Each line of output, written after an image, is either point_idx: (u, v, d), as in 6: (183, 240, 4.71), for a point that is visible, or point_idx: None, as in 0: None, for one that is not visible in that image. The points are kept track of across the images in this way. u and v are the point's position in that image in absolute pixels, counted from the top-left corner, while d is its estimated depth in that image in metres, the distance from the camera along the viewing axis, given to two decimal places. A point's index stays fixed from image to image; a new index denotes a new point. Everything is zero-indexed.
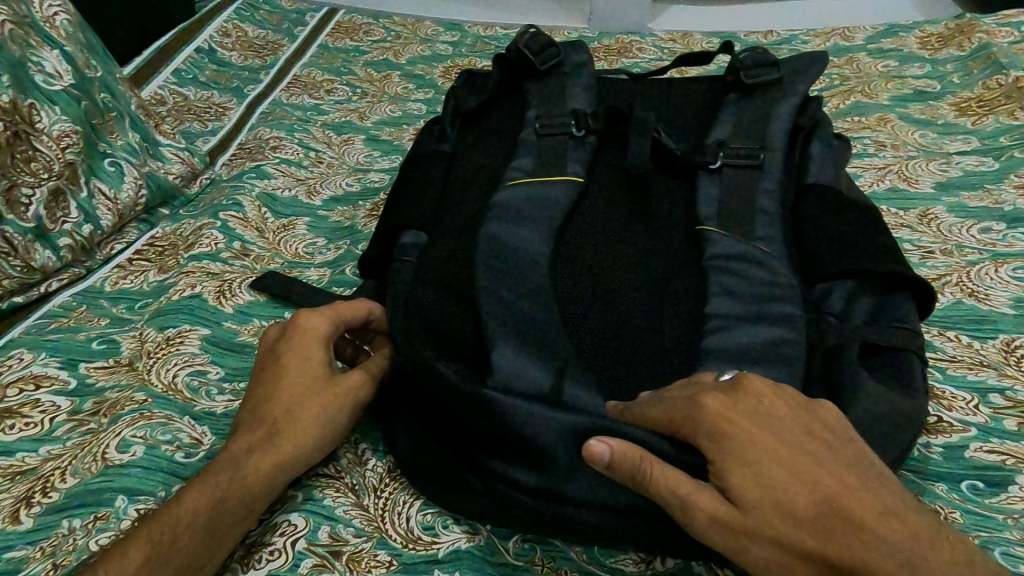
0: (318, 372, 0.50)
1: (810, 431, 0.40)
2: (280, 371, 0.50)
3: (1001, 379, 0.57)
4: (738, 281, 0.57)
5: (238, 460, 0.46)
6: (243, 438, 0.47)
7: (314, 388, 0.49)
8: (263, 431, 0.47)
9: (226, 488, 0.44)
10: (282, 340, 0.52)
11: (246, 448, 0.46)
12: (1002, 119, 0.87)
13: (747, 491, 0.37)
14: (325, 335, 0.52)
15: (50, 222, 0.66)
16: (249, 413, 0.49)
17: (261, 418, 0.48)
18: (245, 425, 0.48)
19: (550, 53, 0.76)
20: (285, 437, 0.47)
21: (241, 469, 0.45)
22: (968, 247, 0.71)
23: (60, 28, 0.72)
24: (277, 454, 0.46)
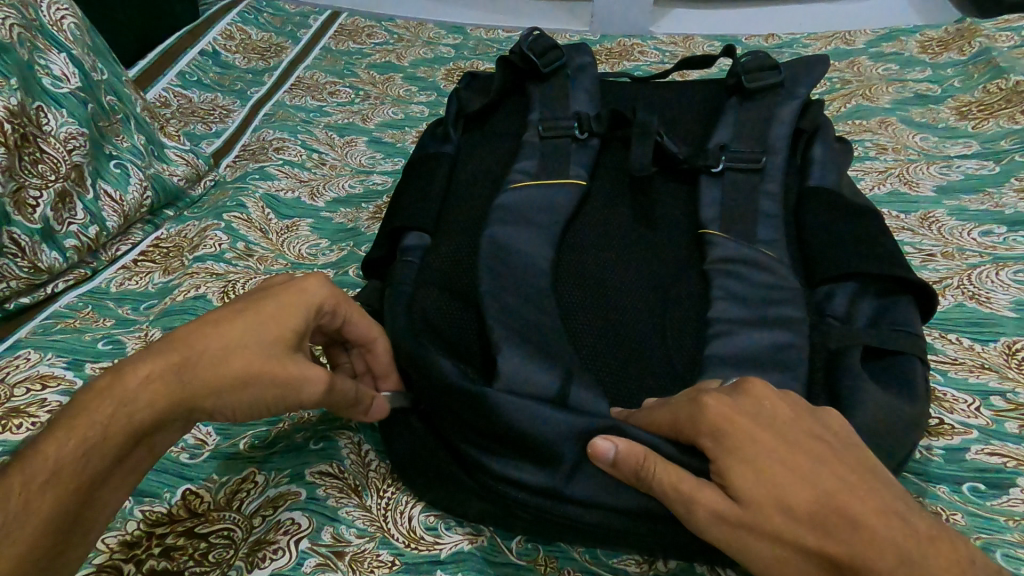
0: (286, 334, 0.46)
1: (814, 431, 0.40)
2: (250, 309, 0.46)
3: (1002, 382, 0.58)
4: (741, 285, 0.57)
5: (130, 388, 0.41)
6: (149, 362, 0.42)
7: (268, 347, 0.45)
8: (177, 361, 0.43)
9: (106, 423, 0.39)
10: (277, 286, 0.49)
11: (147, 376, 0.42)
12: (1003, 123, 0.87)
13: (751, 489, 0.37)
14: (319, 302, 0.49)
15: (57, 223, 0.66)
16: (182, 333, 0.45)
17: (185, 348, 0.44)
18: (164, 345, 0.44)
19: (553, 55, 0.76)
20: (204, 375, 0.43)
21: (132, 403, 0.41)
22: (969, 251, 0.71)
23: (67, 32, 0.73)
24: (180, 397, 0.42)
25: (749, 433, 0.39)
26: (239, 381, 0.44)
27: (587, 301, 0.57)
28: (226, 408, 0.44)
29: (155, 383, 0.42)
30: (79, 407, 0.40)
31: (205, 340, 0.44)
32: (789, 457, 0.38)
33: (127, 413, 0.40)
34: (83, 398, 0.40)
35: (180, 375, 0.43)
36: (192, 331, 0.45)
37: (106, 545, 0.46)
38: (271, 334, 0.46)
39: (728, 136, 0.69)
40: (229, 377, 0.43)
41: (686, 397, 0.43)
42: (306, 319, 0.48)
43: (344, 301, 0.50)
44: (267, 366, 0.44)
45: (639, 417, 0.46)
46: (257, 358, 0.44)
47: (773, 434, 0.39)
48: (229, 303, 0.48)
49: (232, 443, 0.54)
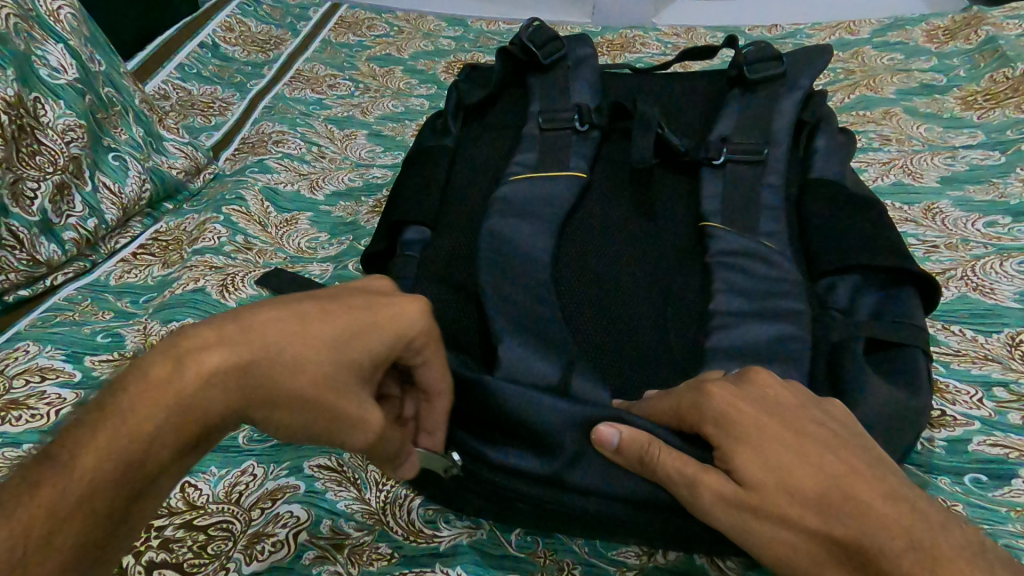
0: (365, 360, 0.40)
1: (817, 419, 0.40)
2: (336, 316, 0.40)
3: (1005, 373, 0.57)
4: (742, 277, 0.57)
5: (187, 389, 0.34)
6: (215, 355, 0.35)
7: (342, 370, 0.39)
8: (247, 360, 0.36)
9: (155, 432, 0.33)
10: (373, 296, 0.42)
11: (207, 375, 0.35)
12: (1008, 113, 0.86)
13: (755, 474, 0.37)
14: (410, 335, 0.42)
15: (56, 215, 0.66)
16: (257, 322, 0.37)
17: (257, 347, 0.37)
18: (236, 331, 0.37)
19: (553, 47, 0.75)
20: (264, 389, 0.36)
21: (186, 411, 0.34)
22: (973, 242, 0.70)
23: (64, 23, 0.72)
24: (235, 408, 0.36)
25: (751, 420, 0.39)
26: (299, 406, 0.37)
27: (587, 293, 0.57)
28: (276, 427, 0.38)
29: (215, 387, 0.35)
30: (129, 400, 0.34)
31: (280, 344, 0.37)
32: (795, 443, 0.38)
33: (178, 423, 0.34)
34: (136, 386, 0.34)
35: (241, 382, 0.36)
36: (271, 325, 0.38)
37: None
38: (351, 355, 0.39)
39: (730, 127, 0.68)
40: (289, 398, 0.37)
41: (689, 386, 0.43)
42: (391, 351, 0.41)
43: (433, 345, 0.43)
44: (329, 397, 0.38)
45: (640, 408, 0.46)
46: (324, 384, 0.38)
47: (776, 421, 0.39)
48: (317, 298, 0.41)
49: (230, 436, 0.54)
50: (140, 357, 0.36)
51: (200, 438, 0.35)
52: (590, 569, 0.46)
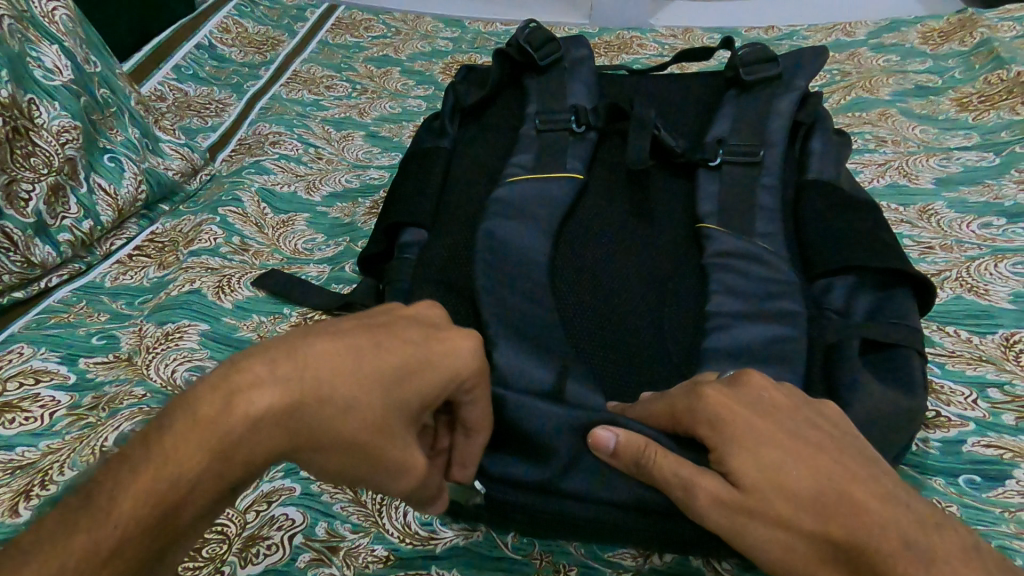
0: (414, 400, 0.37)
1: (812, 421, 0.40)
2: (388, 351, 0.37)
3: (1000, 374, 0.57)
4: (739, 279, 0.57)
5: (233, 431, 0.33)
6: (265, 395, 0.34)
7: (390, 413, 0.36)
8: (297, 400, 0.34)
9: (196, 477, 0.32)
10: (428, 330, 0.40)
11: (254, 417, 0.33)
12: (1003, 114, 0.87)
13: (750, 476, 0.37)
14: (463, 375, 0.39)
15: (50, 217, 0.65)
16: (309, 359, 0.36)
17: (308, 387, 0.35)
18: (287, 368, 0.35)
19: (550, 48, 0.76)
20: (309, 430, 0.35)
21: (230, 455, 0.33)
22: (968, 243, 0.70)
23: (59, 24, 0.72)
24: (280, 451, 0.34)
25: (746, 422, 0.39)
26: (344, 449, 0.36)
27: (585, 295, 0.57)
28: (317, 465, 0.37)
29: (261, 431, 0.34)
30: (174, 440, 0.32)
31: (332, 384, 0.35)
32: (790, 444, 0.38)
33: (221, 468, 0.33)
34: (184, 424, 0.33)
35: (289, 424, 0.34)
36: (322, 361, 0.36)
37: None
38: (402, 397, 0.37)
39: (726, 129, 0.68)
40: (335, 441, 0.35)
41: (686, 388, 0.43)
42: (442, 391, 0.38)
43: (483, 385, 0.40)
44: (375, 441, 0.36)
45: (637, 409, 0.46)
46: (371, 429, 0.36)
47: (771, 423, 0.39)
48: (370, 329, 0.39)
49: None
50: (190, 389, 0.35)
51: (239, 482, 0.34)
52: (586, 571, 0.46)
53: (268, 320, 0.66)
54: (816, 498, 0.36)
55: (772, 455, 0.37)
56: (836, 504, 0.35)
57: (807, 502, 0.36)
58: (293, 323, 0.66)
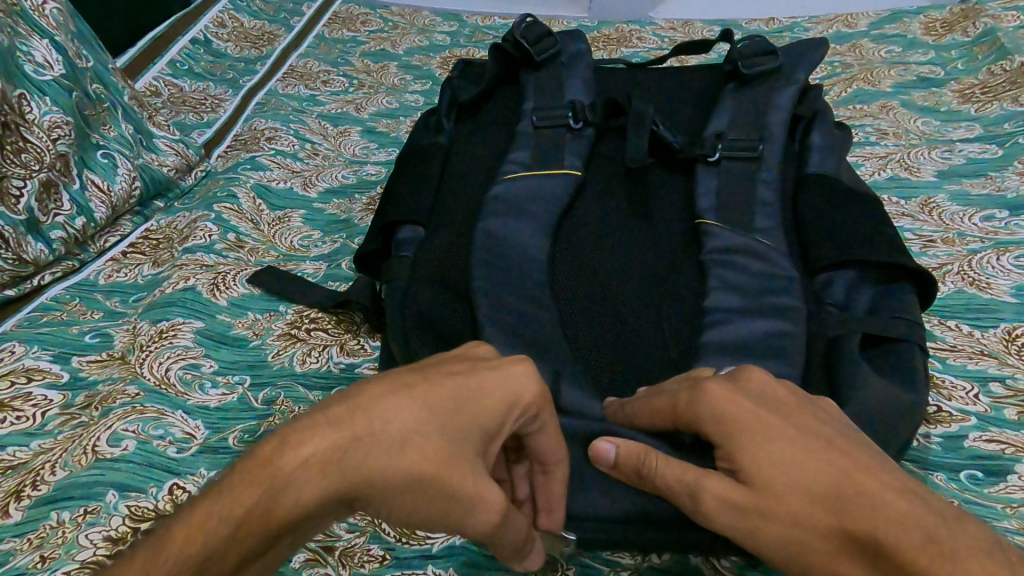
0: (474, 428, 0.37)
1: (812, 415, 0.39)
2: (441, 382, 0.38)
3: (1002, 369, 0.57)
4: (738, 275, 0.56)
5: (286, 468, 0.33)
6: (318, 433, 0.34)
7: (450, 444, 0.36)
8: (351, 438, 0.34)
9: (246, 513, 0.31)
10: (480, 361, 0.40)
11: (308, 455, 0.33)
12: (1006, 105, 0.86)
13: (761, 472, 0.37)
14: (525, 402, 0.39)
15: (42, 214, 0.65)
16: (364, 398, 0.36)
17: (362, 424, 0.35)
18: (342, 408, 0.36)
19: (547, 43, 0.75)
20: (369, 468, 0.34)
21: (284, 494, 0.32)
22: (970, 236, 0.70)
23: (49, 18, 0.71)
24: (338, 492, 0.33)
25: (749, 420, 0.38)
26: (411, 487, 0.35)
27: (583, 294, 0.56)
28: (382, 508, 0.35)
29: (316, 469, 0.33)
30: (230, 481, 0.32)
31: (386, 420, 0.35)
32: (796, 441, 0.37)
33: (274, 506, 0.32)
34: (239, 466, 0.33)
35: (345, 462, 0.34)
36: (376, 400, 0.36)
37: (89, 540, 0.45)
38: (461, 426, 0.37)
39: (725, 123, 0.68)
40: (398, 478, 0.35)
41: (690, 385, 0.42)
42: (501, 419, 0.38)
43: (548, 414, 0.40)
44: (440, 474, 0.35)
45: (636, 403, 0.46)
46: (434, 461, 0.35)
47: (773, 417, 0.38)
48: (421, 368, 0.39)
49: (221, 437, 0.53)
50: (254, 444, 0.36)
51: (298, 527, 0.33)
52: (584, 570, 0.46)
53: (264, 318, 0.65)
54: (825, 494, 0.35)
55: (781, 454, 0.37)
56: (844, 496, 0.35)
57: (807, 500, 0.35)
58: (288, 321, 0.65)
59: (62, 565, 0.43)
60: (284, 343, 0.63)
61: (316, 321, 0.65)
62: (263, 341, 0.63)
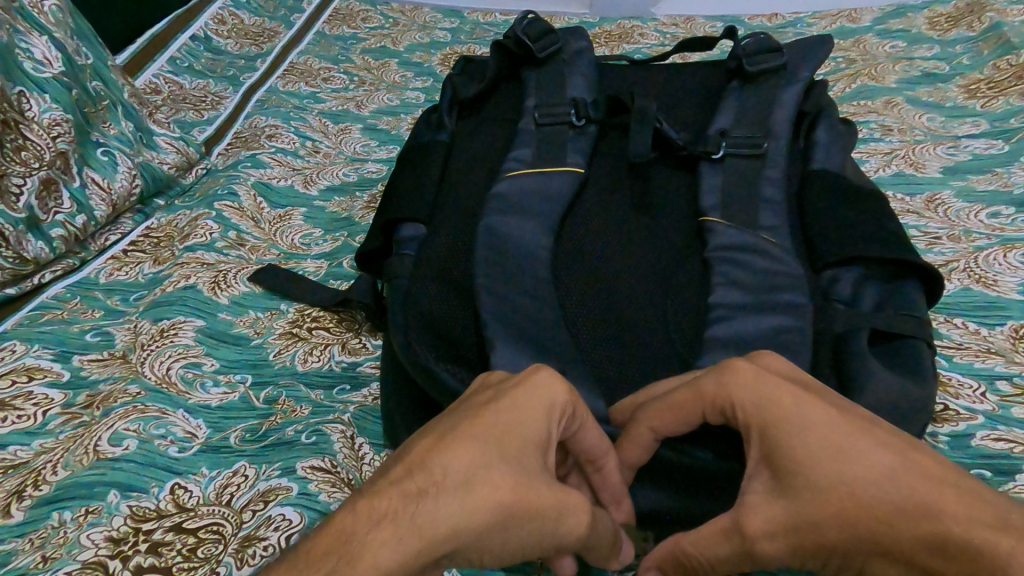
0: (526, 445, 0.37)
1: (837, 402, 0.38)
2: (479, 413, 0.37)
3: (1009, 367, 0.56)
4: (743, 272, 0.55)
5: (360, 535, 0.30)
6: (384, 497, 0.31)
7: (514, 465, 0.35)
8: (418, 492, 0.32)
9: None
10: (504, 386, 0.40)
11: (379, 513, 0.31)
12: (1012, 101, 0.85)
13: (792, 475, 0.36)
14: (561, 402, 0.39)
15: (42, 212, 0.65)
16: (414, 454, 0.34)
17: (423, 474, 0.33)
18: (397, 467, 0.33)
19: (549, 40, 0.74)
20: (446, 508, 0.32)
21: (358, 560, 0.29)
22: (976, 233, 0.69)
23: (48, 14, 0.71)
24: (423, 544, 0.30)
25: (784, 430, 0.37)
26: (493, 520, 0.33)
27: (585, 290, 0.56)
28: (474, 552, 0.33)
29: (389, 526, 0.30)
30: (299, 559, 0.29)
31: (445, 463, 0.34)
32: (826, 430, 0.36)
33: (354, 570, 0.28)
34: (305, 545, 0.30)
35: (418, 511, 0.31)
36: (428, 451, 0.34)
37: (90, 539, 0.45)
38: (515, 448, 0.36)
39: (729, 120, 0.67)
40: (480, 517, 0.32)
41: (708, 374, 0.41)
42: (547, 432, 0.38)
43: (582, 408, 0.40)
44: (518, 499, 0.34)
45: (648, 413, 0.42)
46: (508, 488, 0.34)
47: (799, 407, 0.37)
48: (453, 411, 0.38)
49: (223, 436, 0.53)
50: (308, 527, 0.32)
51: None
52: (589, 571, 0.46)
53: (265, 316, 0.65)
54: (862, 489, 0.33)
55: (811, 448, 0.35)
56: (878, 488, 0.33)
57: (797, 508, 0.35)
58: (290, 320, 0.65)
59: (62, 565, 0.43)
60: (286, 342, 0.63)
61: (319, 321, 0.65)
62: (264, 340, 0.63)
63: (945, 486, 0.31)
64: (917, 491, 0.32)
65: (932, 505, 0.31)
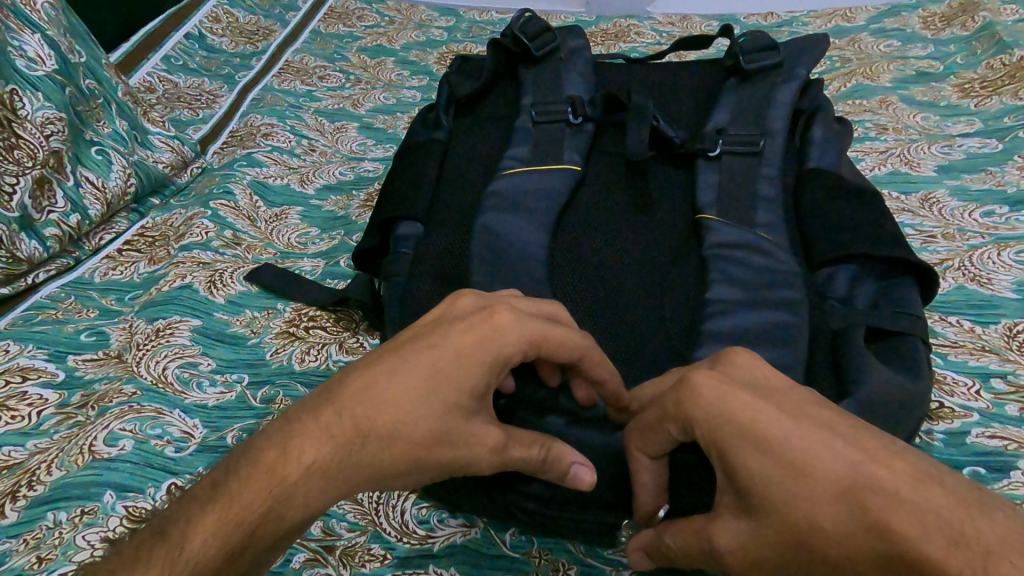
0: (460, 393, 0.40)
1: (802, 403, 0.36)
2: (420, 361, 0.40)
3: (1003, 364, 0.57)
4: (738, 268, 0.56)
5: (292, 478, 0.35)
6: (316, 444, 0.37)
7: (438, 417, 0.39)
8: (347, 445, 0.37)
9: (264, 516, 0.34)
10: (454, 325, 0.42)
11: (321, 436, 0.37)
12: (1006, 100, 0.86)
13: (753, 494, 0.35)
14: (510, 345, 0.41)
15: (36, 212, 0.65)
16: (360, 384, 0.39)
17: (353, 427, 0.38)
18: (332, 412, 0.38)
19: (546, 38, 0.74)
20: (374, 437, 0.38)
21: (295, 471, 0.36)
22: (970, 231, 0.70)
23: (41, 11, 0.70)
24: (350, 462, 0.37)
25: (743, 447, 0.35)
26: (407, 465, 0.39)
27: (581, 289, 0.56)
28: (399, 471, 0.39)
29: (326, 448, 0.37)
30: (239, 485, 0.35)
31: (381, 397, 0.39)
32: (785, 447, 0.34)
33: (291, 480, 0.35)
34: (244, 472, 0.35)
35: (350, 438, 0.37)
36: (360, 402, 0.39)
37: (86, 540, 0.45)
38: (446, 399, 0.40)
39: (726, 118, 0.67)
40: (399, 453, 0.38)
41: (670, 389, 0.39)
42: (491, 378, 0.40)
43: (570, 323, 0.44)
44: (438, 435, 0.39)
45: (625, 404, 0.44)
46: (434, 423, 0.39)
47: (755, 419, 0.35)
48: (406, 343, 0.42)
49: (220, 436, 0.53)
50: (250, 438, 0.38)
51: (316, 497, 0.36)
52: (586, 570, 0.46)
53: (261, 316, 0.65)
54: (822, 512, 0.32)
55: (768, 466, 0.34)
56: (833, 508, 0.31)
57: (763, 527, 0.34)
58: (287, 319, 0.65)
59: (58, 566, 0.43)
60: (283, 342, 0.62)
61: (316, 320, 0.65)
62: (261, 339, 0.63)
63: (901, 505, 0.29)
64: (873, 508, 0.30)
65: (891, 532, 0.29)
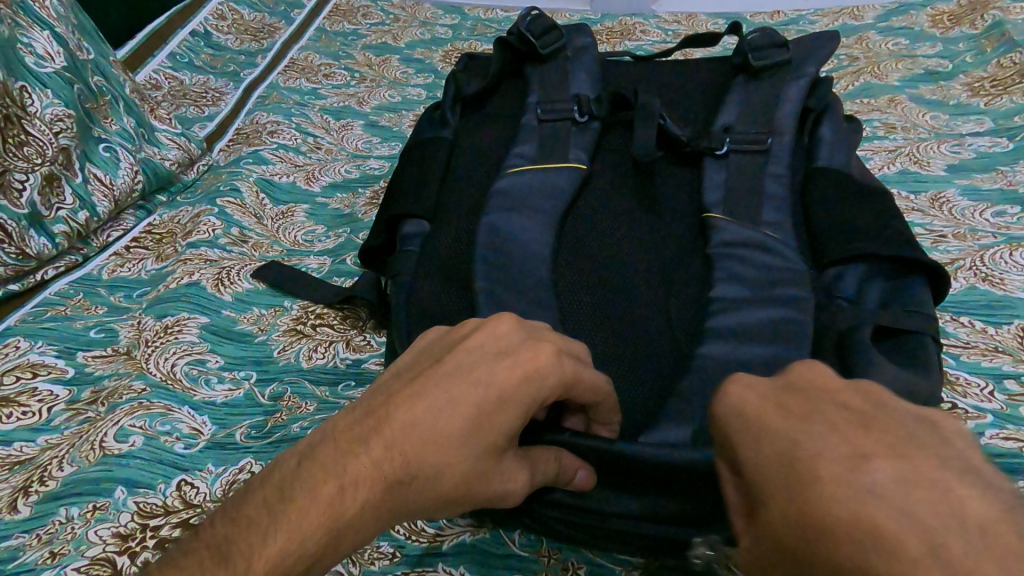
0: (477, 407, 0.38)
1: (820, 406, 0.31)
2: (465, 398, 0.38)
3: (1016, 365, 0.56)
4: (745, 267, 0.55)
5: (347, 513, 0.35)
6: (364, 481, 0.35)
7: (479, 458, 0.37)
8: (394, 481, 0.36)
9: (314, 555, 0.34)
10: (500, 359, 0.39)
11: (369, 471, 0.36)
12: (1016, 99, 0.85)
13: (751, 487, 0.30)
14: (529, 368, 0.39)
15: (45, 208, 0.65)
16: (403, 416, 0.37)
17: (401, 463, 0.36)
18: (379, 444, 0.37)
19: (552, 36, 0.74)
20: (419, 476, 0.36)
21: (345, 507, 0.35)
22: (981, 231, 0.69)
23: (50, 9, 0.71)
24: (393, 499, 0.36)
25: (757, 434, 0.31)
26: (445, 501, 0.37)
27: (588, 289, 0.56)
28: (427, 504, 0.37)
29: (373, 484, 0.35)
30: (292, 512, 0.34)
31: (430, 434, 0.37)
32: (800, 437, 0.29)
33: (342, 516, 0.35)
34: (297, 499, 0.35)
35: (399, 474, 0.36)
36: (404, 436, 0.37)
37: (98, 536, 0.45)
38: (486, 439, 0.38)
39: (734, 117, 0.67)
40: (443, 491, 0.37)
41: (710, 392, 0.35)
42: (527, 402, 0.38)
43: None
44: (480, 478, 0.38)
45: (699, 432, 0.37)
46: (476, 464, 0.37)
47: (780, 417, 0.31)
48: (451, 372, 0.39)
49: (229, 433, 0.53)
50: (300, 453, 0.38)
51: (365, 532, 0.35)
52: (595, 569, 0.46)
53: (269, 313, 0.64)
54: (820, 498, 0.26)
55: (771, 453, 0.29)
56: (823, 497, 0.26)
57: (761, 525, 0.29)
58: (294, 317, 0.64)
59: (71, 561, 0.43)
60: (290, 339, 0.62)
61: (322, 317, 0.64)
62: (268, 336, 0.62)
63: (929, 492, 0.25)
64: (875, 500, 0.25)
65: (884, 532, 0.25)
